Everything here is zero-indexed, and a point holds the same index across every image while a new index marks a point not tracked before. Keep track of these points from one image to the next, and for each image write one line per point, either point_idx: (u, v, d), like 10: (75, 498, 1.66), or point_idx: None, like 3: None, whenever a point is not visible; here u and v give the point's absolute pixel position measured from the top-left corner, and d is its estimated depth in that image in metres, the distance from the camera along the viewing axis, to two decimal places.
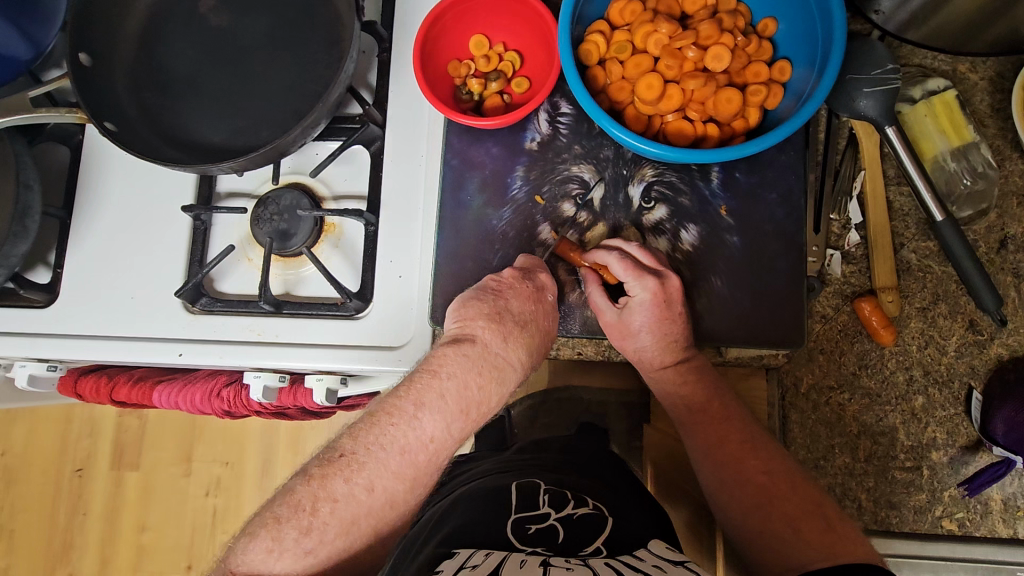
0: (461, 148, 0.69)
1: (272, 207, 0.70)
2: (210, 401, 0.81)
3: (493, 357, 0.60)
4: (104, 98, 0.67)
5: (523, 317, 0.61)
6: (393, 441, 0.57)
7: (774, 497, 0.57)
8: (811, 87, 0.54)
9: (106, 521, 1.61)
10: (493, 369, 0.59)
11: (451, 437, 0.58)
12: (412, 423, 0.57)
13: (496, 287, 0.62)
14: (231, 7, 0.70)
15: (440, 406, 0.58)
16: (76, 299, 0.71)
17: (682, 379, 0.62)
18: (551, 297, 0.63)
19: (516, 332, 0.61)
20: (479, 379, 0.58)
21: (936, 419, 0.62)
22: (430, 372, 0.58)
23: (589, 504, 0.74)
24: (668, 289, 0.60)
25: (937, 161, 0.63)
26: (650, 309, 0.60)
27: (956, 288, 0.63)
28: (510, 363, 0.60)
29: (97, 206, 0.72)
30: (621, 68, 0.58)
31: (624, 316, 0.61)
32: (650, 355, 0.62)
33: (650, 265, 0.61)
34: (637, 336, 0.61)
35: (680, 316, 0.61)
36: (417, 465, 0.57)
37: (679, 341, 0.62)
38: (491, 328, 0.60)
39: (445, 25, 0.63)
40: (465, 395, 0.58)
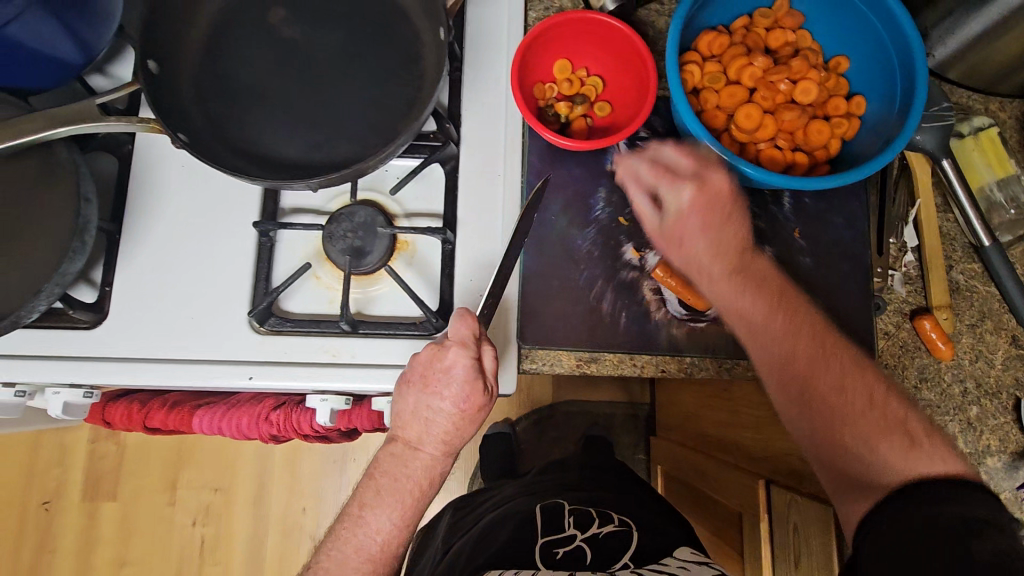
0: (542, 168, 0.71)
1: (345, 223, 0.68)
2: (258, 426, 0.77)
3: (414, 448, 0.61)
4: (170, 108, 0.64)
5: (429, 406, 0.60)
6: (348, 543, 0.59)
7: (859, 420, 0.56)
8: (894, 124, 0.59)
9: (77, 558, 1.48)
10: (417, 463, 0.61)
11: (396, 527, 0.60)
12: (358, 523, 0.60)
13: (409, 373, 0.61)
14: (301, 18, 0.68)
15: (381, 502, 0.60)
16: (129, 320, 0.66)
17: (739, 288, 0.59)
18: (457, 373, 0.60)
19: (431, 426, 0.61)
20: (405, 473, 0.61)
21: (989, 427, 0.67)
22: (369, 474, 0.62)
23: (614, 520, 0.77)
24: (711, 189, 0.59)
25: (984, 192, 0.69)
26: (696, 212, 0.59)
27: (999, 306, 0.69)
28: (433, 454, 0.62)
29: (149, 220, 0.68)
30: (716, 97, 0.61)
31: (667, 220, 0.61)
32: (706, 263, 0.60)
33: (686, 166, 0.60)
34: (687, 226, 0.60)
35: (730, 218, 0.60)
36: (374, 559, 0.60)
37: (734, 244, 0.60)
38: (408, 424, 0.61)
39: (536, 48, 0.64)
40: (397, 487, 0.60)
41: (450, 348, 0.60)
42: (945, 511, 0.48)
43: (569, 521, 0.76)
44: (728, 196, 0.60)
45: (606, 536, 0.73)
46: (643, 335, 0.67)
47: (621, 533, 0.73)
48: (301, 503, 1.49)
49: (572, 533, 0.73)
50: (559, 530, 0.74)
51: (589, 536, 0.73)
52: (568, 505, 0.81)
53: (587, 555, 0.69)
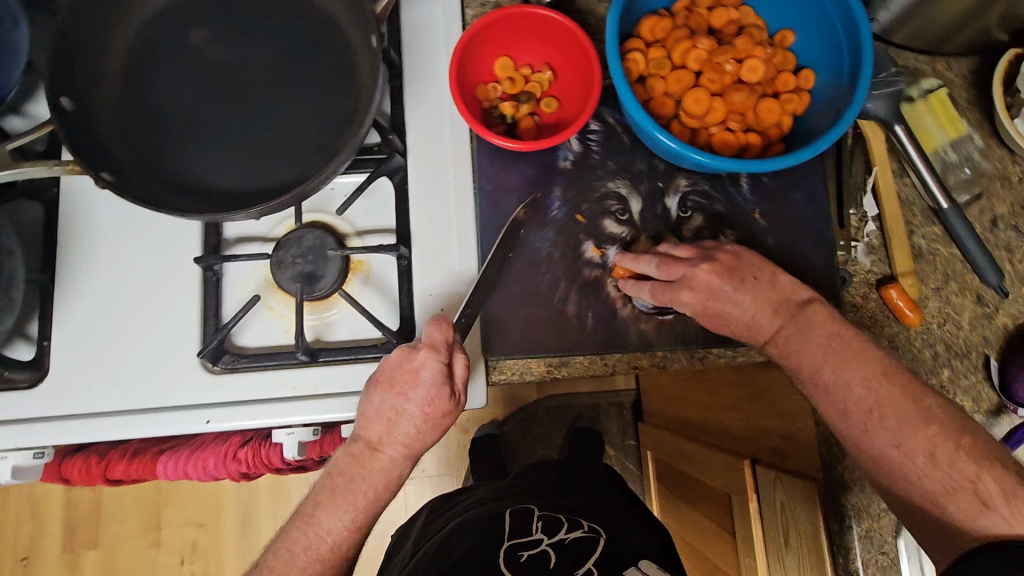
0: (494, 172, 0.68)
1: (293, 249, 0.65)
2: (226, 465, 0.74)
3: (375, 450, 0.59)
4: (92, 146, 0.60)
5: (395, 408, 0.58)
6: (297, 542, 0.57)
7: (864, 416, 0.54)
8: (844, 96, 0.58)
9: None
10: (375, 464, 0.59)
11: (349, 529, 0.58)
12: (309, 521, 0.57)
13: (377, 374, 0.58)
14: (225, 37, 0.65)
15: (335, 504, 0.58)
16: (72, 374, 0.62)
17: (790, 347, 0.59)
18: (426, 377, 0.57)
19: (393, 427, 0.58)
20: (362, 475, 0.58)
21: (962, 388, 0.67)
22: (324, 473, 0.59)
23: (583, 526, 0.73)
24: (721, 263, 0.60)
25: (938, 153, 0.69)
26: (716, 278, 0.60)
27: (962, 267, 0.69)
28: (393, 456, 0.59)
29: (83, 266, 0.64)
30: (663, 84, 0.59)
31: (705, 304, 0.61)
32: (746, 321, 0.60)
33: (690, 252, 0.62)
34: (725, 309, 0.60)
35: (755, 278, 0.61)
36: (323, 559, 0.57)
37: (773, 302, 0.60)
38: (371, 425, 0.58)
39: (474, 48, 0.61)
40: (352, 491, 0.58)
41: (421, 351, 0.57)
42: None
43: (537, 527, 0.72)
44: (739, 262, 0.62)
45: (572, 541, 0.68)
46: (614, 333, 0.65)
47: (587, 538, 0.70)
48: None
49: (537, 538, 0.68)
50: (525, 534, 0.70)
51: (555, 541, 0.68)
52: (537, 512, 0.76)
53: (552, 560, 0.64)
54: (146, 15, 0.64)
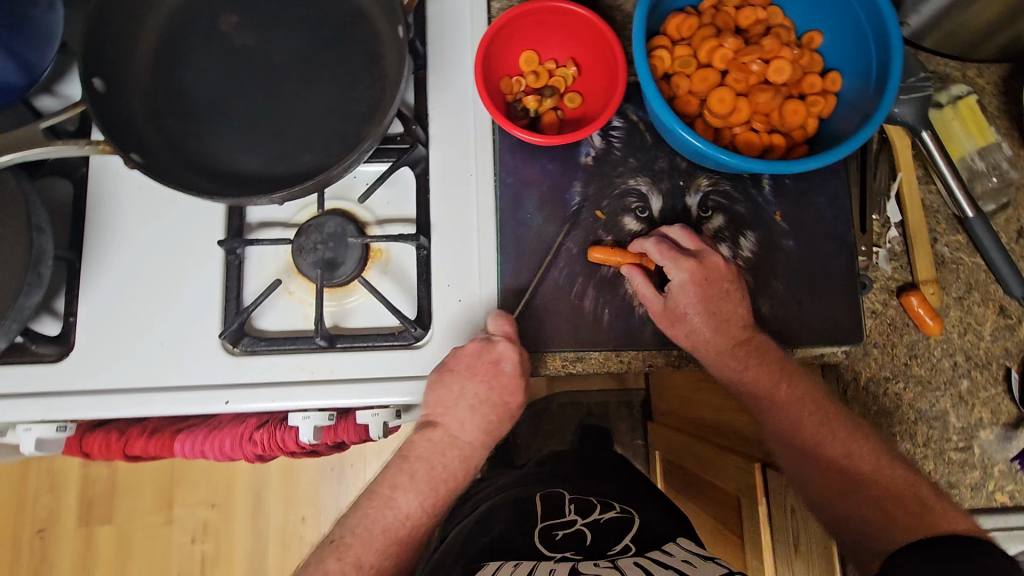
0: (516, 166, 0.68)
1: (315, 236, 0.66)
2: (242, 446, 0.75)
3: (453, 435, 0.63)
4: (122, 128, 0.61)
5: (479, 397, 0.62)
6: (374, 522, 0.60)
7: (817, 437, 0.61)
8: (872, 99, 0.57)
9: None
10: (454, 450, 0.63)
11: (424, 513, 0.62)
12: (387, 503, 0.61)
13: (453, 361, 0.62)
14: (254, 23, 0.65)
15: (411, 486, 0.62)
16: (97, 351, 0.64)
17: (743, 362, 0.62)
18: (507, 365, 0.63)
19: (472, 415, 0.63)
20: (442, 460, 0.62)
21: (981, 400, 0.67)
22: (401, 457, 0.63)
23: (614, 509, 0.76)
24: (710, 267, 0.61)
25: (965, 161, 0.68)
26: (692, 288, 0.61)
27: (985, 277, 0.68)
28: (470, 443, 0.63)
29: (110, 245, 0.65)
30: (688, 82, 0.59)
31: (671, 304, 0.62)
32: (705, 338, 0.62)
33: (691, 247, 0.63)
34: (687, 319, 0.61)
35: (728, 292, 0.62)
36: (399, 541, 0.60)
37: (732, 320, 0.62)
38: (451, 414, 0.62)
39: (499, 41, 0.62)
40: (432, 474, 0.62)
41: (502, 342, 0.62)
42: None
43: (570, 509, 0.75)
44: (727, 271, 0.62)
45: (605, 521, 0.72)
46: (629, 330, 0.66)
47: (621, 520, 0.72)
48: (300, 513, 1.48)
49: (571, 518, 0.71)
50: (559, 516, 0.73)
51: (589, 521, 0.71)
52: (567, 496, 0.79)
53: (588, 538, 0.67)
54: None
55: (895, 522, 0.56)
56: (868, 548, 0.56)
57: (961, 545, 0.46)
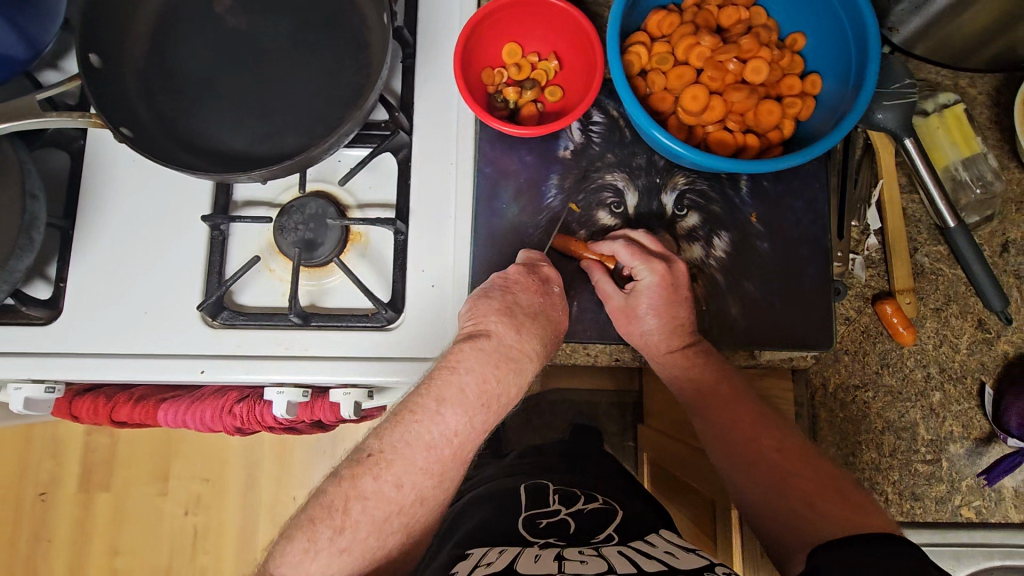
0: (494, 157, 0.69)
1: (296, 215, 0.68)
2: (222, 418, 0.77)
3: (507, 348, 0.59)
4: (116, 103, 0.64)
5: (532, 308, 0.62)
6: (417, 437, 0.57)
7: (751, 436, 0.61)
8: (847, 103, 0.57)
9: (75, 547, 1.51)
10: (509, 360, 0.59)
11: (473, 430, 0.58)
12: (435, 418, 0.57)
13: (502, 283, 0.63)
14: (248, 7, 0.67)
15: (461, 400, 0.57)
16: (84, 316, 0.66)
17: (690, 363, 0.63)
18: (557, 287, 0.64)
19: (529, 324, 0.61)
20: (496, 373, 0.58)
21: (952, 413, 0.66)
22: (448, 367, 0.58)
23: (598, 499, 0.78)
24: (676, 273, 0.62)
25: (949, 171, 0.67)
26: (657, 289, 0.61)
27: (965, 289, 0.68)
28: (525, 355, 0.60)
29: (102, 216, 0.68)
30: (664, 79, 0.59)
31: (630, 301, 0.63)
32: (656, 340, 0.63)
33: (656, 250, 0.63)
34: (642, 320, 0.62)
35: (687, 300, 0.62)
36: (442, 461, 0.58)
37: (685, 325, 0.63)
38: (505, 322, 0.60)
39: (481, 32, 0.63)
40: (486, 389, 0.58)
41: (546, 264, 0.64)
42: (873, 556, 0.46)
43: (554, 499, 0.77)
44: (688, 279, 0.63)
45: (589, 511, 0.74)
46: (597, 323, 0.67)
47: (605, 509, 0.74)
48: (291, 492, 1.51)
49: (555, 508, 0.74)
50: (544, 506, 0.76)
51: (572, 510, 0.74)
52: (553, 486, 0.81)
53: (572, 526, 0.70)
54: None
55: (820, 511, 0.55)
56: (799, 537, 0.55)
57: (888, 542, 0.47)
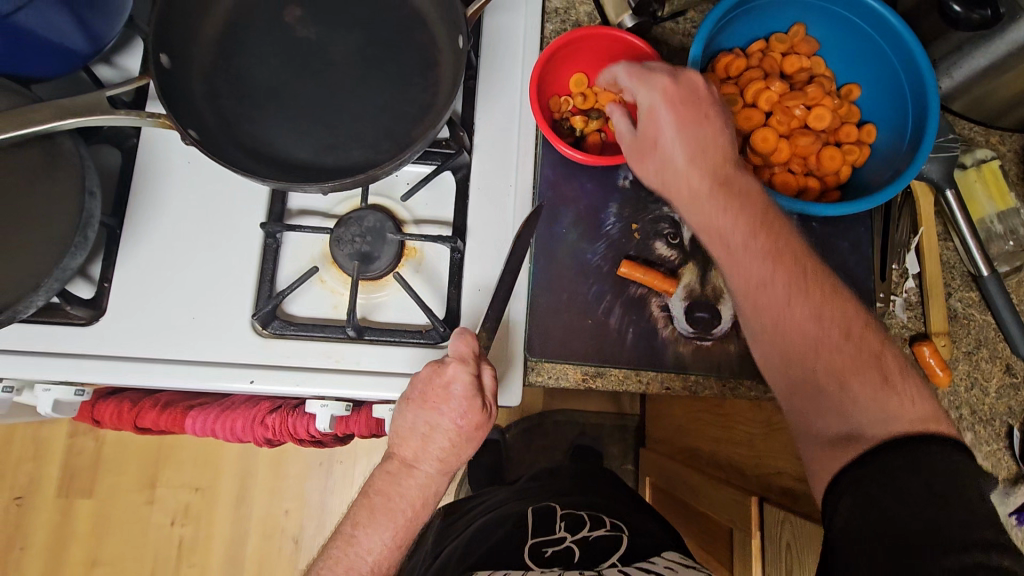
0: (555, 182, 0.70)
1: (354, 228, 0.68)
2: (253, 430, 0.76)
3: (416, 463, 0.60)
4: (181, 104, 0.63)
5: (432, 422, 0.59)
6: (338, 565, 0.56)
7: (840, 375, 0.53)
8: (905, 156, 0.60)
9: (47, 558, 1.43)
10: (413, 477, 0.59)
11: (390, 548, 0.57)
12: (350, 542, 0.57)
13: (413, 387, 0.60)
14: (318, 19, 0.68)
15: (377, 522, 0.57)
16: (127, 317, 0.64)
17: (725, 205, 0.56)
18: (457, 387, 0.59)
19: (430, 444, 0.59)
20: (407, 483, 0.59)
21: (982, 454, 0.69)
22: (364, 490, 0.59)
23: (607, 524, 0.78)
24: (684, 85, 0.57)
25: (984, 223, 0.71)
26: (666, 108, 0.57)
27: (994, 334, 0.71)
28: (433, 469, 0.60)
29: (153, 217, 0.67)
30: (733, 119, 0.61)
31: (643, 128, 0.59)
32: (678, 179, 0.57)
33: (660, 67, 0.59)
34: (671, 167, 0.58)
35: (710, 118, 0.57)
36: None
37: (719, 155, 0.57)
38: (411, 443, 0.59)
39: (555, 62, 0.65)
40: (393, 507, 0.58)
41: (450, 365, 0.59)
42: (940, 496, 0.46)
43: (561, 525, 0.78)
44: (704, 91, 0.57)
45: (596, 537, 0.75)
46: (652, 352, 0.67)
47: (610, 535, 0.75)
48: (284, 506, 1.47)
49: (564, 535, 0.75)
50: (549, 533, 0.76)
51: (578, 537, 0.75)
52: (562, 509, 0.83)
53: (576, 554, 0.71)
54: None
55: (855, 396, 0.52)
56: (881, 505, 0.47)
57: None
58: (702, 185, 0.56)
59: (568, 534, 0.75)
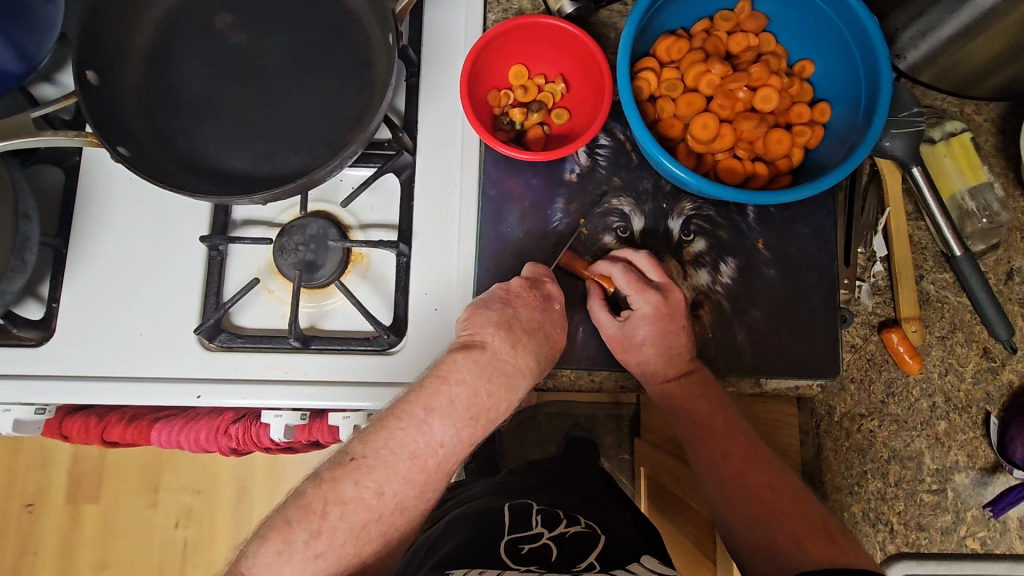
0: (499, 179, 0.68)
1: (297, 236, 0.66)
2: (216, 440, 0.76)
3: (501, 362, 0.58)
4: (112, 120, 0.63)
5: (531, 324, 0.61)
6: (404, 446, 0.53)
7: (739, 474, 0.60)
8: (856, 135, 0.56)
9: (59, 562, 1.47)
10: (503, 375, 0.57)
11: (460, 443, 0.55)
12: (422, 428, 0.53)
13: (503, 294, 0.62)
14: (250, 24, 0.67)
15: (450, 412, 0.55)
16: (75, 337, 0.65)
17: (686, 394, 0.62)
18: (559, 305, 0.63)
19: (525, 339, 0.60)
20: (489, 387, 0.56)
21: (958, 442, 0.65)
22: (440, 377, 0.56)
23: (581, 523, 0.70)
24: (672, 303, 0.61)
25: (955, 200, 0.67)
26: (652, 322, 0.61)
27: (970, 317, 0.67)
28: (519, 371, 0.59)
29: (97, 235, 0.67)
30: (673, 106, 0.58)
31: (626, 329, 0.62)
32: (652, 370, 0.63)
33: (654, 279, 0.62)
34: (640, 349, 0.62)
35: (683, 330, 0.62)
36: (427, 471, 0.54)
37: (682, 354, 0.63)
38: (502, 335, 0.59)
39: (489, 55, 0.62)
40: (476, 400, 0.55)
41: (549, 281, 0.64)
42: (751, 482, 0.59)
43: (536, 521, 0.70)
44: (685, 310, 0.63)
45: (572, 536, 0.67)
46: (599, 349, 0.66)
47: (587, 533, 0.68)
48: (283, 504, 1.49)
49: (539, 533, 0.67)
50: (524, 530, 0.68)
51: (554, 535, 0.67)
52: (538, 508, 0.74)
53: (553, 553, 0.62)
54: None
55: (805, 550, 0.53)
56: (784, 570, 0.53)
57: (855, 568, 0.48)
58: (658, 361, 0.62)
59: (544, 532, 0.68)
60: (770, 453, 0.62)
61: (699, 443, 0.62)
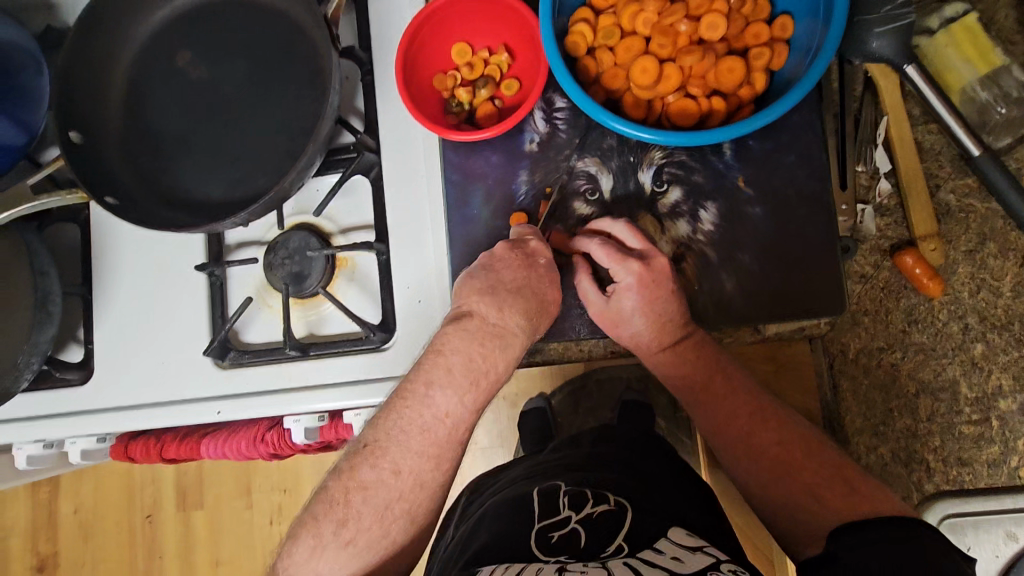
0: (460, 162, 0.67)
1: (282, 252, 0.69)
2: (256, 447, 0.78)
3: (493, 325, 0.58)
4: (101, 173, 0.68)
5: (516, 284, 0.59)
6: (412, 423, 0.55)
7: (749, 428, 0.57)
8: (819, 41, 0.51)
9: None
10: (496, 337, 0.58)
11: (466, 409, 0.57)
12: (425, 403, 0.55)
13: (486, 260, 0.60)
14: (208, 57, 0.69)
15: (450, 381, 0.56)
16: (111, 373, 0.72)
17: (678, 361, 0.60)
18: (543, 259, 0.60)
19: (513, 300, 0.58)
20: (484, 350, 0.57)
21: (999, 365, 0.65)
22: (435, 351, 0.57)
23: (608, 500, 0.59)
24: (655, 269, 0.59)
25: (966, 93, 0.64)
26: (638, 292, 0.58)
27: (1003, 224, 0.64)
28: (512, 331, 0.58)
29: (114, 278, 0.73)
30: (612, 55, 0.56)
31: (614, 304, 0.60)
32: (644, 339, 0.61)
33: (633, 247, 0.60)
34: (630, 321, 0.60)
35: (672, 295, 0.59)
36: (439, 442, 0.56)
37: (674, 321, 0.60)
38: (487, 300, 0.58)
39: (423, 39, 0.62)
40: (472, 366, 0.57)
41: (532, 239, 0.61)
42: (761, 436, 0.56)
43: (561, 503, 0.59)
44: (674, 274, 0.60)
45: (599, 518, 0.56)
46: (585, 319, 0.65)
47: (615, 512, 0.57)
48: None
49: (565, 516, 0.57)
50: (551, 514, 0.58)
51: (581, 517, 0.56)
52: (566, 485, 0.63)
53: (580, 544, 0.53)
54: (141, 44, 0.71)
55: (824, 503, 0.50)
56: (804, 532, 0.51)
57: (880, 528, 0.45)
58: (643, 331, 0.60)
59: (570, 513, 0.57)
60: (776, 405, 0.58)
61: (705, 402, 0.59)
